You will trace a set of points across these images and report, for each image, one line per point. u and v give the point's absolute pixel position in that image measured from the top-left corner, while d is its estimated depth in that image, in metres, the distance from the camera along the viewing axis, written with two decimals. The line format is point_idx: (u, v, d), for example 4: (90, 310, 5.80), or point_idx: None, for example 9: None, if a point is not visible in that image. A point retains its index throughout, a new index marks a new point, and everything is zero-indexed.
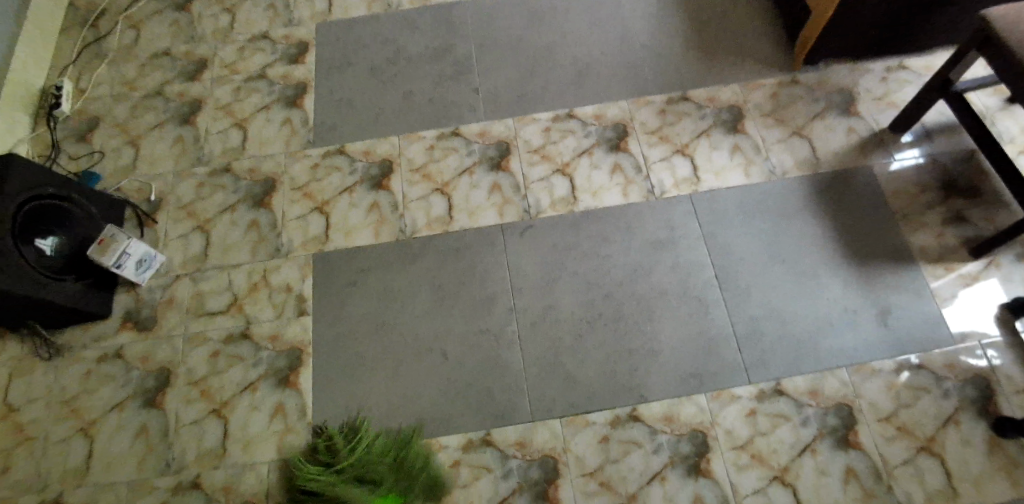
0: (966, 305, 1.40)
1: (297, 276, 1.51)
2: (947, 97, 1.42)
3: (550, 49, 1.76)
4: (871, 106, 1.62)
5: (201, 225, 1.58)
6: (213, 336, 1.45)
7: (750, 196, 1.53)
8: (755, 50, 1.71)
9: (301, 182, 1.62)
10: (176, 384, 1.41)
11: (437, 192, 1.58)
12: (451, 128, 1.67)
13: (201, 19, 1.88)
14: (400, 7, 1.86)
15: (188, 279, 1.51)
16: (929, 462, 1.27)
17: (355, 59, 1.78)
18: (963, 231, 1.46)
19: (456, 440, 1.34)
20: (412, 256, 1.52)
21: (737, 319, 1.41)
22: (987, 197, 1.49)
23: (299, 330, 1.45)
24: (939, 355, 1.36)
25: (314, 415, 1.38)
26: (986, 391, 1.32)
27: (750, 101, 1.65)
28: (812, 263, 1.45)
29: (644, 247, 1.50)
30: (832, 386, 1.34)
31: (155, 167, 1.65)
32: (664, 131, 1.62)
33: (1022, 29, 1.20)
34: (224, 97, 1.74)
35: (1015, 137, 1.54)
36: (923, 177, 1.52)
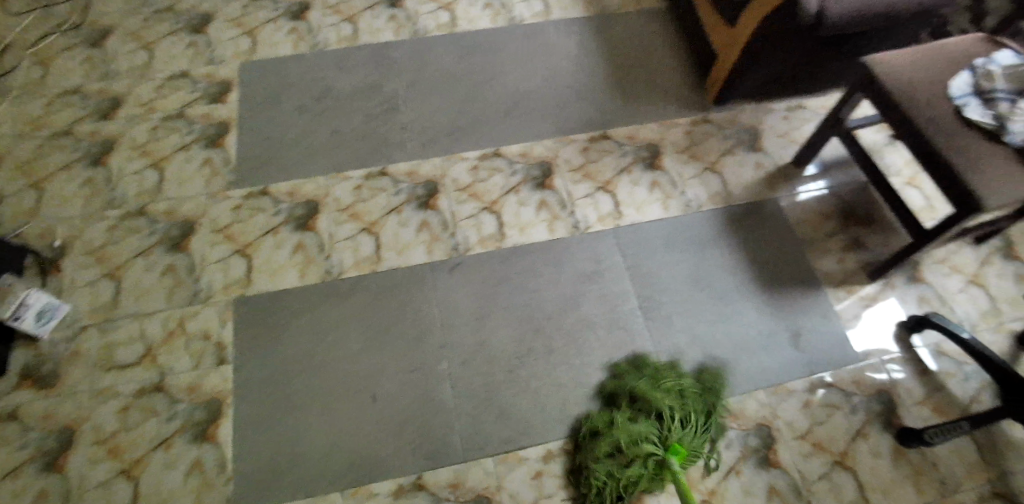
0: (867, 324, 1.50)
1: (218, 321, 1.45)
2: (839, 134, 1.54)
3: (477, 89, 1.80)
4: (775, 142, 1.74)
5: (112, 270, 1.50)
6: (124, 389, 1.37)
7: (670, 228, 1.61)
8: (670, 90, 1.82)
9: (223, 223, 1.57)
10: (82, 443, 1.32)
11: (366, 231, 1.57)
12: (379, 167, 1.67)
13: (116, 56, 1.81)
14: (327, 47, 1.86)
15: (97, 329, 1.43)
16: (842, 477, 1.35)
17: (280, 98, 1.76)
18: (861, 257, 1.58)
19: (388, 486, 1.31)
20: (340, 297, 1.49)
21: (662, 348, 1.46)
22: (880, 224, 1.63)
23: (219, 380, 1.39)
24: (845, 373, 1.45)
25: (237, 468, 1.31)
26: (889, 406, 1.42)
27: (667, 138, 1.74)
28: (729, 290, 1.53)
29: (573, 280, 1.53)
30: (751, 408, 1.41)
31: (61, 210, 1.56)
32: (588, 168, 1.69)
33: (898, 75, 1.33)
34: (140, 137, 1.68)
35: (901, 169, 1.69)
36: (823, 207, 1.64)
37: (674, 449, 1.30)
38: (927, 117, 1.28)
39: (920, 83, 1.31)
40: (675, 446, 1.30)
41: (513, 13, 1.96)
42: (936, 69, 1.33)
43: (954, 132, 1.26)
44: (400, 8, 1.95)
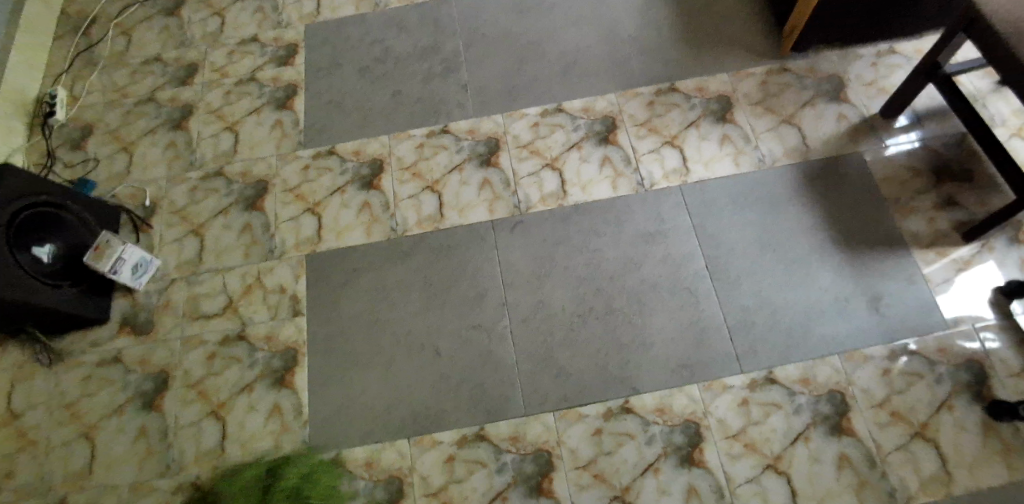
0: (961, 289, 1.39)
1: (290, 276, 1.52)
2: (936, 81, 1.41)
3: (538, 43, 1.76)
4: (862, 93, 1.61)
5: (195, 228, 1.59)
6: (209, 338, 1.47)
7: (740, 186, 1.53)
8: (743, 39, 1.71)
9: (292, 183, 1.63)
10: (174, 387, 1.43)
11: (427, 190, 1.59)
12: (440, 126, 1.67)
13: (190, 24, 1.89)
14: (388, 6, 1.86)
15: (183, 283, 1.53)
16: (923, 448, 1.27)
17: (344, 60, 1.79)
18: (955, 216, 1.45)
19: (450, 436, 1.35)
20: (404, 255, 1.52)
21: (728, 309, 1.41)
22: (979, 181, 1.48)
23: (294, 331, 1.46)
24: (933, 341, 1.35)
25: (310, 414, 1.39)
26: (980, 376, 1.31)
27: (738, 90, 1.64)
28: (803, 251, 1.45)
29: (634, 240, 1.50)
30: (825, 374, 1.34)
31: (149, 173, 1.67)
32: (653, 123, 1.62)
33: (1008, 10, 1.18)
34: (215, 101, 1.75)
35: (1008, 120, 1.53)
36: (914, 162, 1.51)
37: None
38: None
39: None
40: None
41: None
42: None
43: None
44: None
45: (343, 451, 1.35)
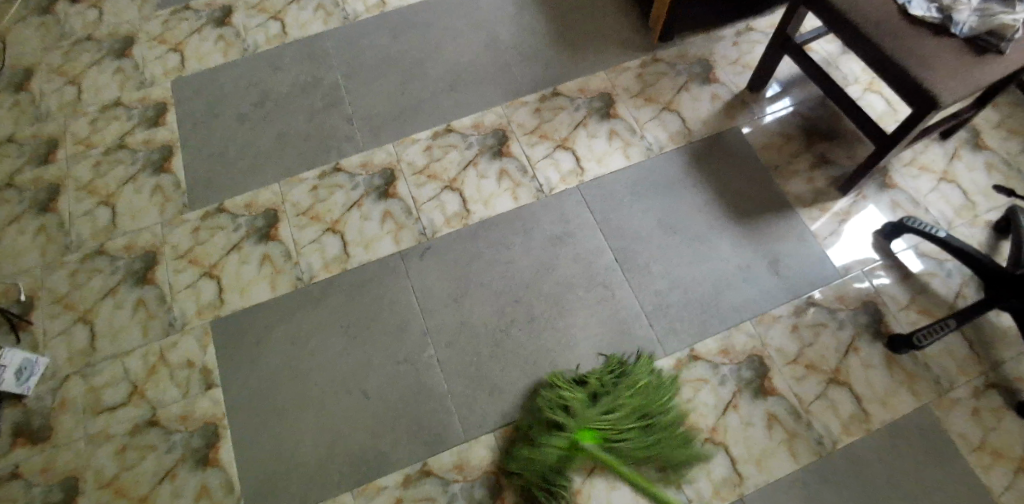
0: (846, 238, 1.49)
1: (197, 347, 1.44)
2: (790, 51, 1.50)
3: (416, 66, 1.75)
4: (729, 71, 1.70)
5: (83, 315, 1.47)
6: (118, 429, 1.36)
7: (634, 175, 1.58)
8: (614, 35, 1.77)
9: (184, 248, 1.54)
10: (85, 491, 1.32)
11: (329, 231, 1.55)
12: (332, 163, 1.63)
13: (43, 96, 1.75)
14: (257, 49, 1.80)
15: (79, 375, 1.41)
16: (839, 393, 1.35)
17: (218, 111, 1.71)
18: (830, 172, 1.56)
19: (394, 478, 1.31)
20: (316, 301, 1.47)
21: (643, 296, 1.45)
22: (845, 136, 1.60)
23: (210, 403, 1.38)
24: (830, 291, 1.44)
25: (242, 487, 1.31)
26: (876, 316, 1.41)
27: (618, 85, 1.70)
28: (702, 228, 1.51)
29: (543, 245, 1.51)
30: (741, 341, 1.40)
31: (20, 264, 1.53)
32: (543, 129, 1.65)
33: None
34: (85, 175, 1.64)
35: (858, 77, 1.66)
36: (786, 128, 1.61)
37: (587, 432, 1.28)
38: (872, 20, 1.23)
39: None
40: (588, 430, 1.29)
41: None
42: None
43: (901, 30, 1.22)
44: None
45: None
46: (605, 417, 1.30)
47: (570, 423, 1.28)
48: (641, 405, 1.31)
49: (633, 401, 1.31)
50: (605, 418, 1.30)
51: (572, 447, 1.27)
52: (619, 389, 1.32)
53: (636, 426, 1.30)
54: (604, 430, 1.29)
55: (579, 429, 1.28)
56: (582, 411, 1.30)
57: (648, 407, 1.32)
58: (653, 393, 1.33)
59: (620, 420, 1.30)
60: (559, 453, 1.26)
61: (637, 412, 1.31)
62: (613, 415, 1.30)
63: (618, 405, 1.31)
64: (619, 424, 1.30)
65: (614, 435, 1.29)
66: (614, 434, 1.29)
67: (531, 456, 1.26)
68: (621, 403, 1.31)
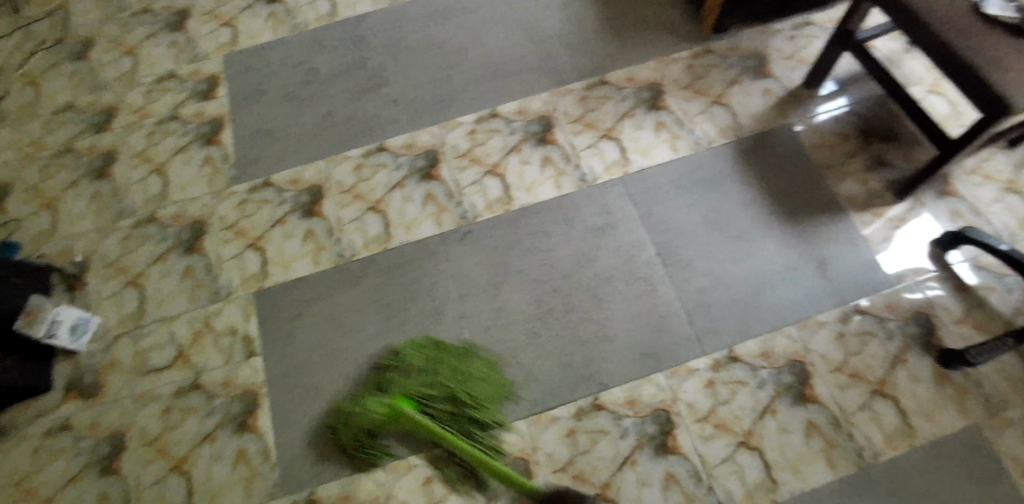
0: (899, 246, 1.44)
1: (240, 317, 1.47)
2: (852, 48, 1.45)
3: (463, 49, 1.75)
4: (784, 66, 1.65)
5: (133, 279, 1.52)
6: (162, 391, 1.41)
7: (680, 169, 1.55)
8: (665, 25, 1.73)
9: (231, 220, 1.57)
10: (130, 448, 1.37)
11: (371, 210, 1.56)
12: (376, 143, 1.64)
13: (101, 66, 1.80)
14: (307, 27, 1.82)
15: (127, 337, 1.46)
16: (883, 404, 1.31)
17: (268, 87, 1.74)
18: (885, 175, 1.51)
19: (426, 457, 1.33)
20: (356, 279, 1.49)
21: (683, 293, 1.43)
22: (904, 139, 1.54)
23: (251, 373, 1.42)
24: (879, 298, 1.40)
25: (278, 455, 1.35)
26: (927, 327, 1.37)
27: (667, 76, 1.66)
28: (746, 226, 1.48)
29: (584, 235, 1.50)
30: (782, 345, 1.37)
31: (75, 227, 1.59)
32: (588, 118, 1.63)
33: None
34: (138, 144, 1.68)
35: (922, 78, 1.59)
36: (841, 128, 1.56)
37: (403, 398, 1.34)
38: (943, 19, 1.18)
39: None
40: (408, 398, 1.35)
41: None
42: None
43: (973, 31, 1.16)
44: None
45: (317, 488, 1.32)
46: (424, 389, 1.35)
47: (392, 390, 1.36)
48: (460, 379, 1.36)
49: (451, 375, 1.37)
50: (424, 388, 1.35)
51: (389, 415, 1.32)
52: (448, 360, 1.38)
53: (444, 402, 1.35)
54: (419, 398, 1.35)
55: (398, 396, 1.35)
56: (403, 381, 1.37)
57: (461, 389, 1.35)
58: (463, 368, 1.37)
59: (436, 392, 1.35)
60: (380, 419, 1.32)
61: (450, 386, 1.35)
62: (432, 388, 1.36)
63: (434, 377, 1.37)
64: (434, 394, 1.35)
65: (433, 405, 1.34)
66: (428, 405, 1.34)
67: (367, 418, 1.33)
68: (435, 382, 1.36)
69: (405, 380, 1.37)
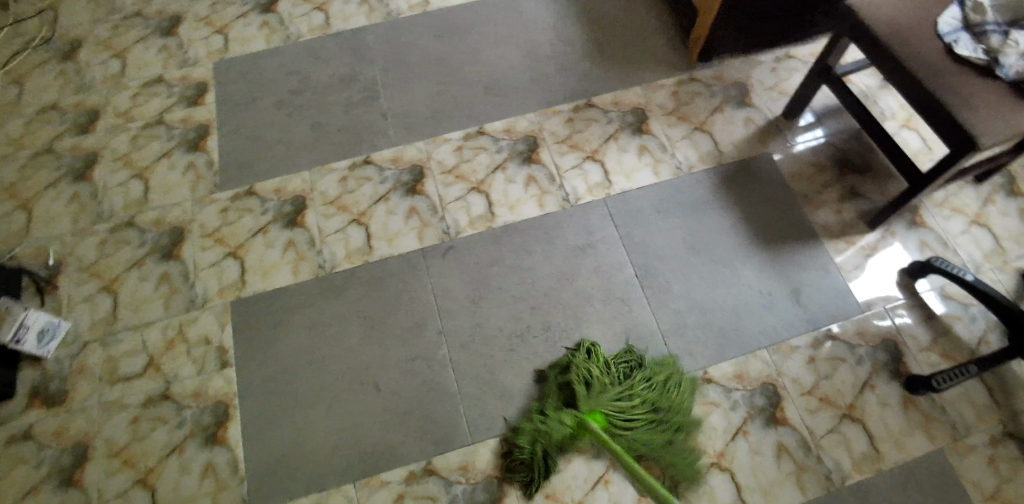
0: (870, 273, 1.48)
1: (216, 325, 1.46)
2: (829, 82, 1.49)
3: (454, 67, 1.77)
4: (765, 96, 1.70)
5: (108, 284, 1.50)
6: (132, 400, 1.38)
7: (662, 193, 1.58)
8: (653, 51, 1.77)
9: (212, 227, 1.56)
10: (95, 458, 1.34)
11: (355, 223, 1.56)
12: (363, 156, 1.65)
13: (89, 68, 1.79)
14: (300, 37, 1.83)
15: (99, 343, 1.44)
16: (851, 429, 1.34)
17: (257, 95, 1.74)
18: (859, 206, 1.55)
19: (399, 474, 1.32)
20: (337, 291, 1.49)
21: (661, 315, 1.45)
22: (877, 171, 1.59)
23: (223, 382, 1.40)
24: (850, 325, 1.43)
25: (248, 467, 1.33)
26: (895, 354, 1.40)
27: (653, 101, 1.70)
28: (725, 252, 1.51)
29: (565, 254, 1.52)
30: (756, 368, 1.39)
31: (52, 228, 1.56)
32: (575, 139, 1.65)
33: (884, 16, 1.27)
34: (121, 147, 1.67)
35: (896, 113, 1.65)
36: (818, 158, 1.60)
37: (595, 415, 1.29)
38: (917, 57, 1.22)
39: (907, 22, 1.26)
40: (598, 414, 1.29)
41: None
42: (927, 7, 1.27)
43: (945, 69, 1.20)
44: None
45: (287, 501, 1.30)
46: (617, 403, 1.30)
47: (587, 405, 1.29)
48: (662, 405, 1.31)
49: (654, 400, 1.31)
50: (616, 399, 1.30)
51: (578, 428, 1.29)
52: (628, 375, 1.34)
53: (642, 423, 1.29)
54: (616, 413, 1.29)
55: (591, 410, 1.29)
56: (588, 396, 1.30)
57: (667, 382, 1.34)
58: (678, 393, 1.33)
59: (634, 410, 1.30)
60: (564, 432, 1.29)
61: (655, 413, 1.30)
62: (629, 405, 1.30)
63: (635, 396, 1.31)
64: (631, 409, 1.30)
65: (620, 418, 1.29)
66: (624, 423, 1.29)
67: (554, 437, 1.28)
68: (634, 398, 1.31)
69: (583, 393, 1.31)
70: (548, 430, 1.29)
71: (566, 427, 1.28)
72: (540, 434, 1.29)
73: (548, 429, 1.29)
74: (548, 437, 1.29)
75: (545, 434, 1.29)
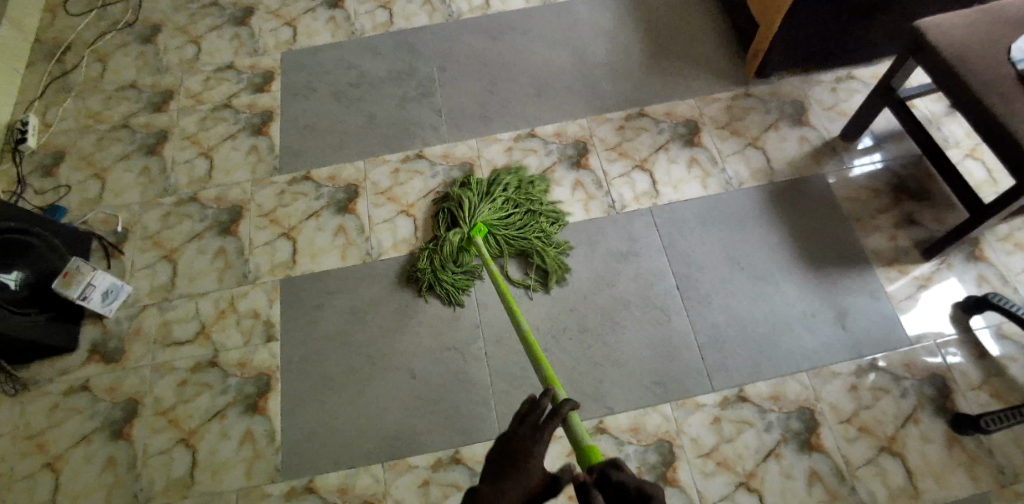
0: (922, 306, 1.43)
1: (264, 301, 1.52)
2: (891, 104, 1.46)
3: (511, 69, 1.80)
4: (822, 116, 1.67)
5: (168, 253, 1.58)
6: (180, 364, 1.45)
7: (708, 206, 1.57)
8: (709, 65, 1.76)
9: (267, 208, 1.63)
10: (142, 416, 1.41)
11: (402, 214, 1.60)
12: (415, 150, 1.69)
13: (167, 51, 1.90)
14: (364, 34, 1.89)
15: (155, 308, 1.52)
16: (891, 462, 1.29)
17: (320, 85, 1.81)
18: (914, 234, 1.50)
19: (426, 460, 1.34)
20: (380, 278, 1.53)
21: (698, 327, 1.44)
22: (936, 199, 1.54)
23: (267, 356, 1.46)
24: (896, 356, 1.39)
25: (283, 439, 1.38)
26: (943, 391, 1.35)
27: (705, 115, 1.69)
28: (768, 268, 1.49)
29: (606, 259, 1.52)
30: (794, 390, 1.37)
31: (122, 198, 1.66)
32: (624, 146, 1.66)
33: (955, 40, 1.24)
34: (191, 127, 1.76)
35: (960, 141, 1.59)
36: (874, 183, 1.57)
37: (477, 228, 1.48)
38: (986, 83, 1.19)
39: (980, 47, 1.22)
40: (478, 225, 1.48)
41: None
42: (1001, 32, 1.23)
43: (1016, 96, 1.17)
44: None
45: (317, 476, 1.34)
46: (491, 214, 1.50)
47: (466, 221, 1.49)
48: (531, 203, 1.55)
49: (521, 199, 1.55)
50: (491, 215, 1.50)
51: (466, 242, 1.48)
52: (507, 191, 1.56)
53: (513, 222, 1.51)
54: (491, 224, 1.50)
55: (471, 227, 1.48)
56: (471, 213, 1.50)
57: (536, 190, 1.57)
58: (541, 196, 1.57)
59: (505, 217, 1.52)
60: (454, 248, 1.48)
61: (525, 211, 1.54)
62: (502, 211, 1.52)
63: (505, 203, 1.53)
64: (503, 214, 1.51)
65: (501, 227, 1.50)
66: (500, 225, 1.50)
67: (444, 251, 1.48)
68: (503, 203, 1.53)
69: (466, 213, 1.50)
70: (441, 248, 1.49)
71: (456, 240, 1.48)
72: (433, 250, 1.50)
73: (440, 246, 1.49)
74: (443, 257, 1.48)
75: (442, 258, 1.48)
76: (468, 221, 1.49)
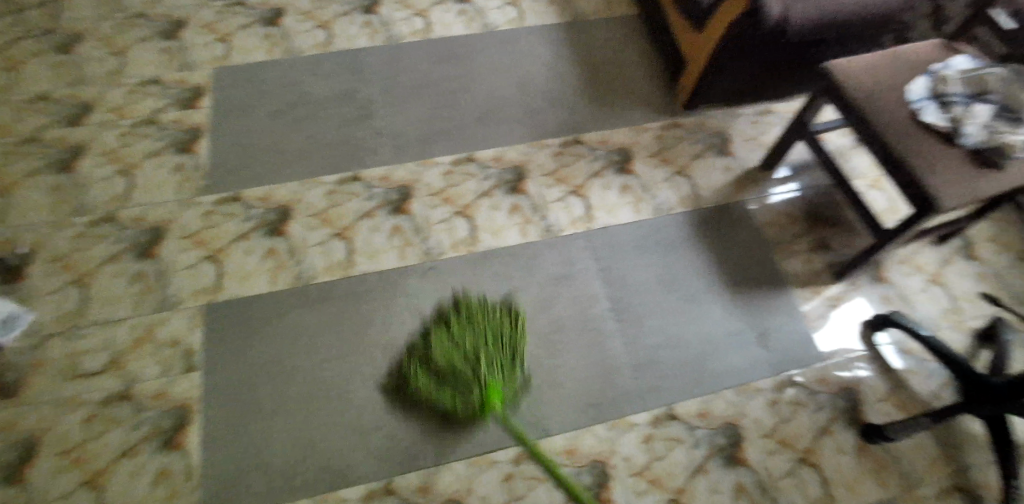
0: (833, 324, 1.53)
1: (186, 328, 1.44)
2: (806, 138, 1.56)
3: (451, 93, 1.81)
4: (744, 146, 1.77)
5: (79, 278, 1.48)
6: (90, 398, 1.36)
7: (641, 231, 1.63)
8: (642, 96, 1.84)
9: (193, 229, 1.56)
10: (44, 455, 1.30)
11: (338, 236, 1.57)
12: (352, 172, 1.67)
13: (85, 61, 1.79)
14: (301, 52, 1.86)
15: (62, 337, 1.41)
16: (808, 473, 1.37)
17: (254, 103, 1.76)
18: (826, 258, 1.61)
19: (358, 492, 1.32)
20: (314, 303, 1.49)
21: (632, 348, 1.48)
22: (845, 226, 1.66)
23: (188, 386, 1.38)
24: (812, 372, 1.47)
25: (201, 475, 1.31)
26: (854, 404, 1.44)
27: (638, 144, 1.76)
28: (697, 291, 1.55)
29: (544, 282, 1.55)
30: (720, 407, 1.42)
31: (29, 218, 1.55)
32: (561, 173, 1.70)
33: (860, 81, 1.35)
34: (109, 143, 1.67)
35: (865, 173, 1.73)
36: (790, 210, 1.67)
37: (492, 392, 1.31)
38: (887, 122, 1.30)
39: (881, 89, 1.34)
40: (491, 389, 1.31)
41: (487, 19, 1.96)
42: (899, 76, 1.35)
43: (913, 134, 1.28)
44: (375, 14, 1.94)
45: None
46: (487, 372, 1.32)
47: (474, 390, 1.30)
48: (492, 337, 1.37)
49: (479, 339, 1.36)
50: (488, 373, 1.32)
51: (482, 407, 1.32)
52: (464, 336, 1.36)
53: (495, 359, 1.35)
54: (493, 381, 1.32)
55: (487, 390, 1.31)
56: (477, 379, 1.31)
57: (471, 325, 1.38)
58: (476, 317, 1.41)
59: (490, 360, 1.34)
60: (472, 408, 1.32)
61: (491, 347, 1.36)
62: (485, 359, 1.33)
63: (475, 351, 1.34)
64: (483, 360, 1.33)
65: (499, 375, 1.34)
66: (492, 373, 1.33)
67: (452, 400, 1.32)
68: (470, 349, 1.34)
69: (466, 377, 1.31)
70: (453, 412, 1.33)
71: (474, 403, 1.31)
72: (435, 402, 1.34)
73: (446, 399, 1.32)
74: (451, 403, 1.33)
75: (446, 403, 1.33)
76: (478, 389, 1.31)
